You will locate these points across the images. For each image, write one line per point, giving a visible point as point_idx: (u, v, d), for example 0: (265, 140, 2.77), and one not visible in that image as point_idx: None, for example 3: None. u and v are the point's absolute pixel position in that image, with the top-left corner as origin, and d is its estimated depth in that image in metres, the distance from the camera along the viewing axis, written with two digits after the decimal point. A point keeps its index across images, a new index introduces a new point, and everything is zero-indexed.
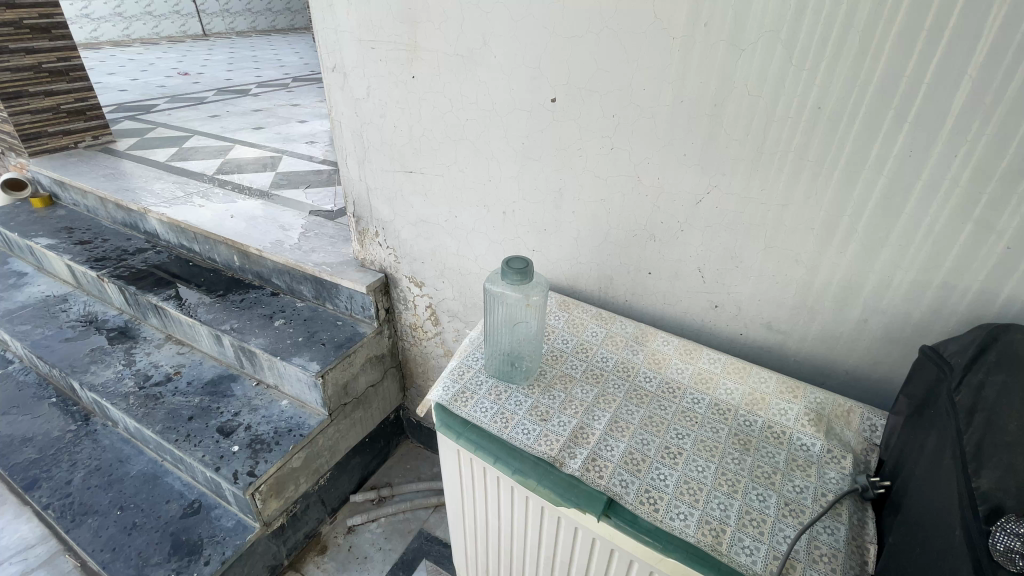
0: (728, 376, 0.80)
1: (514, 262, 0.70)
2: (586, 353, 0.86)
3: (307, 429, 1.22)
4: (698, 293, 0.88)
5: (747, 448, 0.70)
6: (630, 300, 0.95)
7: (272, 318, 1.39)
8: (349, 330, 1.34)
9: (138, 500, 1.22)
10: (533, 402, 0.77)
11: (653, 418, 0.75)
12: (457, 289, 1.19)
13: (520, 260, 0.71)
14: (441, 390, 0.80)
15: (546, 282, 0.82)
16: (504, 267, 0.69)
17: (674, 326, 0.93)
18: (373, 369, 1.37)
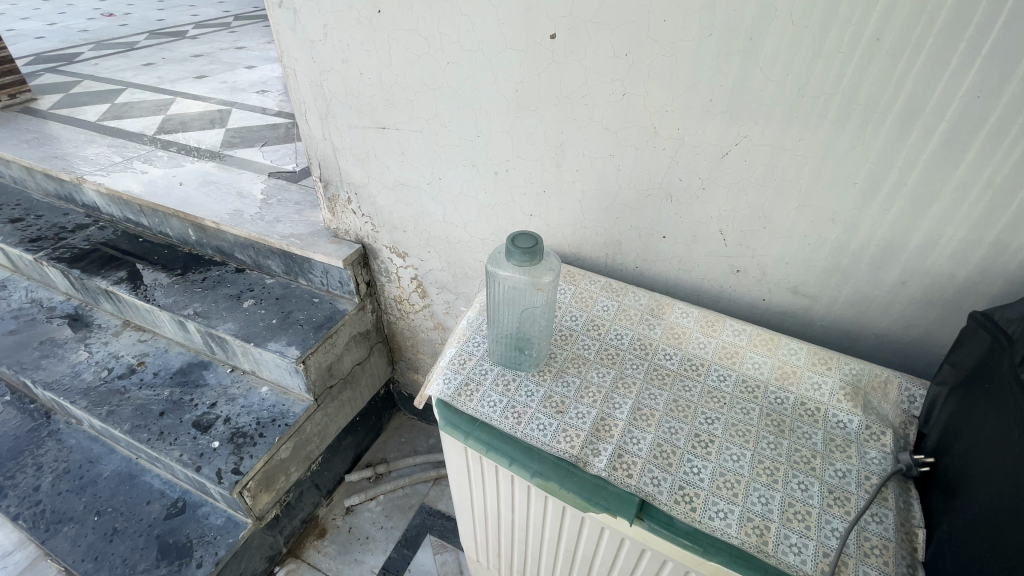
0: (755, 348, 0.74)
1: (521, 241, 0.60)
2: (599, 331, 0.78)
3: (292, 417, 1.13)
4: (718, 258, 0.79)
5: (782, 430, 0.65)
6: (641, 267, 0.86)
7: (240, 299, 1.26)
8: (327, 307, 1.23)
9: (115, 503, 1.12)
10: (546, 391, 0.70)
11: (678, 402, 0.68)
12: (445, 259, 1.09)
13: (529, 237, 0.61)
14: (442, 384, 0.71)
15: (556, 260, 0.71)
16: (510, 247, 0.59)
17: (689, 293, 0.85)
18: (359, 347, 1.28)
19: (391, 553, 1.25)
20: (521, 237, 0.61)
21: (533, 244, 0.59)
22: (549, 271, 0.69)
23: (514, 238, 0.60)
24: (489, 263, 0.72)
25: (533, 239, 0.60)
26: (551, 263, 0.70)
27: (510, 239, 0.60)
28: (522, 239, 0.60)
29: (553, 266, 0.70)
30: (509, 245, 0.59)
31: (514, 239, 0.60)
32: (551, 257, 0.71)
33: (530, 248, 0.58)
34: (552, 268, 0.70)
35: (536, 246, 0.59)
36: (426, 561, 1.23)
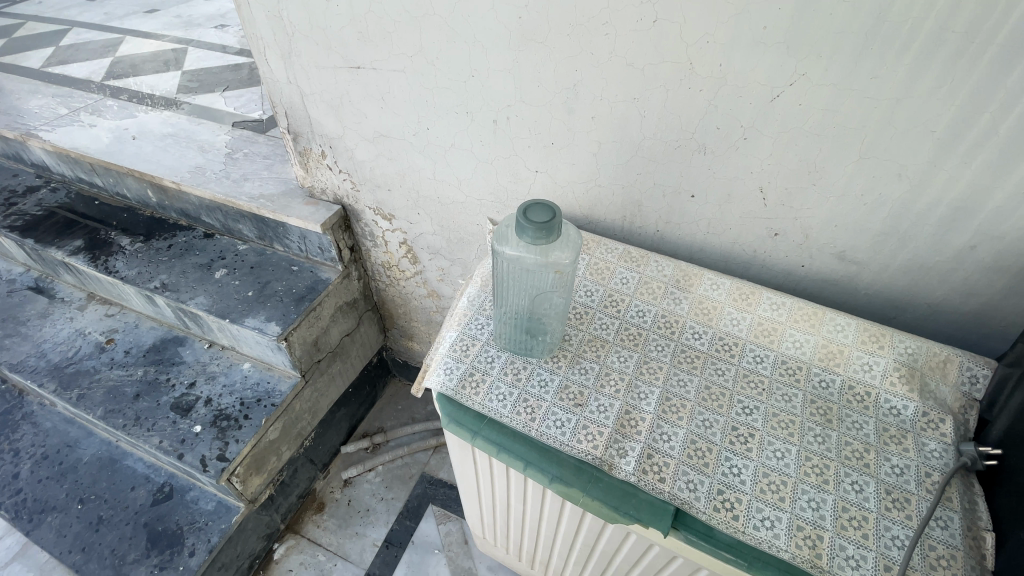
0: (797, 323, 0.65)
1: (534, 213, 0.49)
2: (617, 307, 0.69)
3: (279, 397, 1.05)
4: (754, 220, 0.69)
5: (829, 419, 0.58)
6: (663, 231, 0.76)
7: (211, 269, 1.14)
8: (308, 275, 1.11)
9: (98, 490, 1.04)
10: (561, 380, 0.61)
11: (711, 388, 0.60)
12: (437, 222, 0.97)
13: (544, 208, 0.50)
14: (442, 375, 0.62)
15: (576, 231, 0.61)
16: (522, 220, 0.48)
17: (717, 259, 0.76)
18: (347, 318, 1.18)
19: (394, 525, 1.22)
20: (534, 208, 0.50)
21: (548, 217, 0.49)
22: (566, 243, 0.59)
23: (524, 209, 0.50)
24: (494, 237, 0.61)
25: (548, 211, 0.50)
26: (569, 233, 0.60)
27: (519, 211, 0.49)
28: (535, 210, 0.50)
29: (571, 237, 0.60)
30: (520, 219, 0.49)
31: (526, 211, 0.50)
32: (570, 227, 0.61)
33: (546, 222, 0.48)
34: (571, 239, 0.60)
35: (552, 219, 0.48)
36: (429, 532, 1.20)
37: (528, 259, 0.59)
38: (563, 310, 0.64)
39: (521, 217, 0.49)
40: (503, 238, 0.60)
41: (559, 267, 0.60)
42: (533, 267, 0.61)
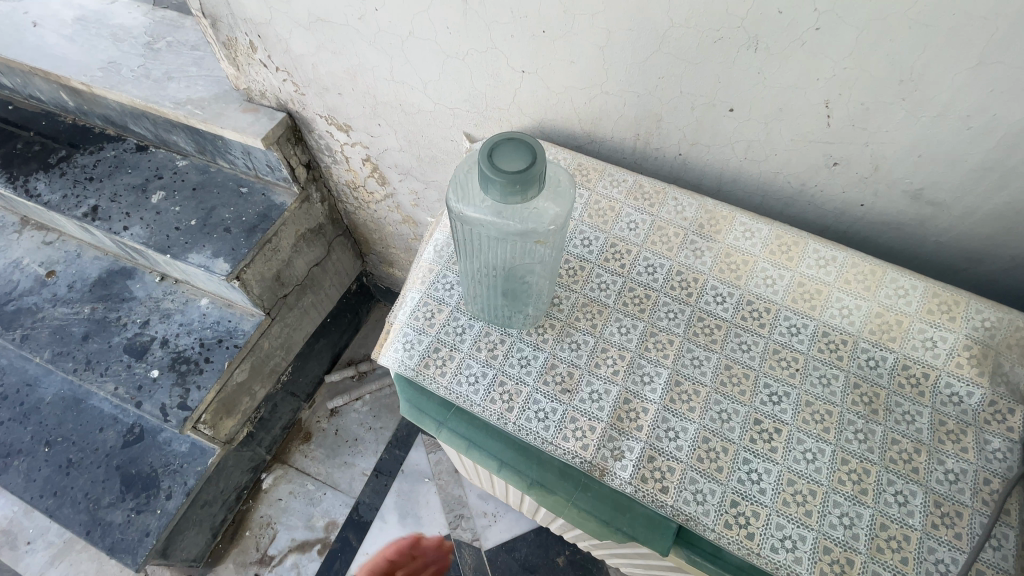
0: (848, 285, 0.51)
1: (504, 155, 0.34)
2: (620, 260, 0.55)
3: (242, 337, 0.95)
4: (807, 146, 0.52)
5: (873, 411, 0.47)
6: (686, 155, 0.59)
7: (146, 193, 0.98)
8: (260, 198, 0.95)
9: (65, 432, 0.98)
10: (546, 359, 0.50)
11: (732, 370, 0.49)
12: (404, 136, 0.79)
13: (518, 146, 0.34)
14: (401, 352, 0.50)
15: (567, 173, 0.45)
16: (490, 177, 0.33)
17: (751, 194, 0.60)
18: (313, 246, 1.04)
19: (383, 454, 1.19)
20: (504, 148, 0.34)
21: (525, 164, 0.33)
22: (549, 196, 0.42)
23: (490, 150, 0.34)
24: (449, 192, 0.42)
25: (525, 153, 0.34)
26: (556, 178, 0.44)
27: (483, 153, 0.34)
28: (506, 151, 0.34)
29: (561, 184, 0.43)
30: (485, 167, 0.33)
31: (492, 152, 0.34)
32: (558, 168, 0.45)
33: (521, 170, 0.33)
34: (558, 187, 0.43)
35: (531, 166, 0.33)
36: (418, 461, 1.19)
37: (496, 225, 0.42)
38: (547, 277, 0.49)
39: (486, 163, 0.33)
40: (461, 193, 0.42)
41: (539, 236, 0.43)
42: (505, 235, 0.43)
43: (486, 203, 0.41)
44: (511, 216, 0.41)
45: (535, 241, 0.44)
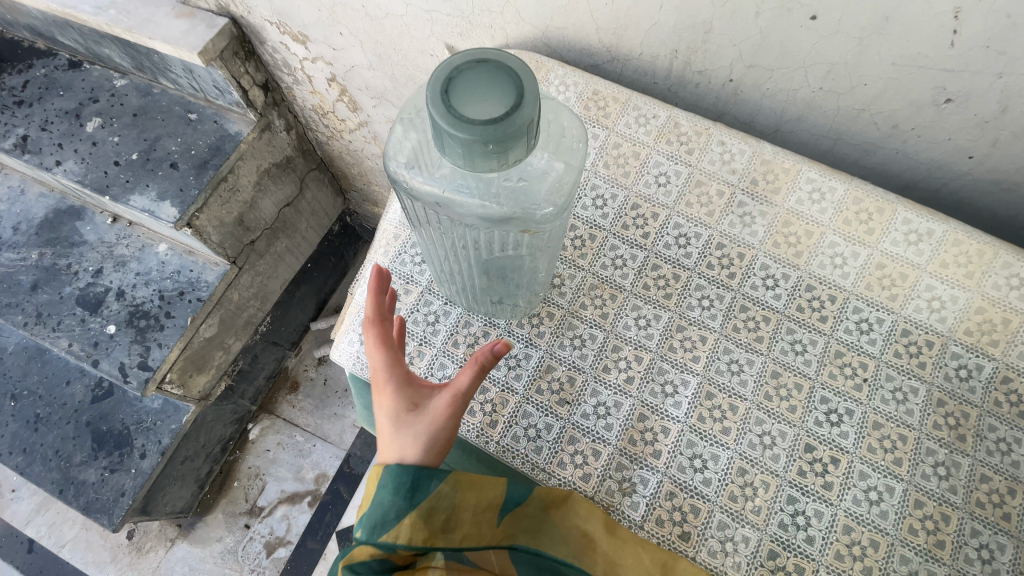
0: (944, 269, 0.39)
1: (467, 94, 0.21)
2: (642, 227, 0.42)
3: (206, 290, 0.84)
4: (916, 72, 0.37)
5: (959, 438, 0.36)
6: (739, 81, 0.43)
7: (80, 120, 0.82)
8: (211, 128, 0.80)
9: (30, 385, 0.91)
10: (541, 360, 0.39)
11: (780, 379, 0.38)
12: (372, 50, 0.63)
13: (492, 76, 0.21)
14: (356, 347, 0.40)
15: (579, 120, 0.30)
16: (444, 137, 0.21)
17: (820, 138, 0.45)
18: (283, 184, 0.90)
19: None
20: (468, 80, 0.21)
21: (503, 112, 0.21)
22: (541, 166, 0.27)
23: (445, 85, 0.21)
24: (387, 154, 0.29)
25: (504, 88, 0.21)
26: (558, 130, 0.29)
27: (434, 91, 0.21)
28: (471, 87, 0.21)
29: (566, 141, 0.28)
30: (438, 116, 0.21)
31: (450, 88, 0.21)
32: (566, 111, 0.30)
33: (495, 123, 0.20)
34: (559, 148, 0.28)
35: (513, 115, 0.20)
36: None
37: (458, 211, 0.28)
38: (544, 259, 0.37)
39: (440, 109, 0.21)
40: (405, 156, 0.28)
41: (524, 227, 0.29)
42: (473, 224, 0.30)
43: (444, 172, 0.27)
44: (480, 197, 0.27)
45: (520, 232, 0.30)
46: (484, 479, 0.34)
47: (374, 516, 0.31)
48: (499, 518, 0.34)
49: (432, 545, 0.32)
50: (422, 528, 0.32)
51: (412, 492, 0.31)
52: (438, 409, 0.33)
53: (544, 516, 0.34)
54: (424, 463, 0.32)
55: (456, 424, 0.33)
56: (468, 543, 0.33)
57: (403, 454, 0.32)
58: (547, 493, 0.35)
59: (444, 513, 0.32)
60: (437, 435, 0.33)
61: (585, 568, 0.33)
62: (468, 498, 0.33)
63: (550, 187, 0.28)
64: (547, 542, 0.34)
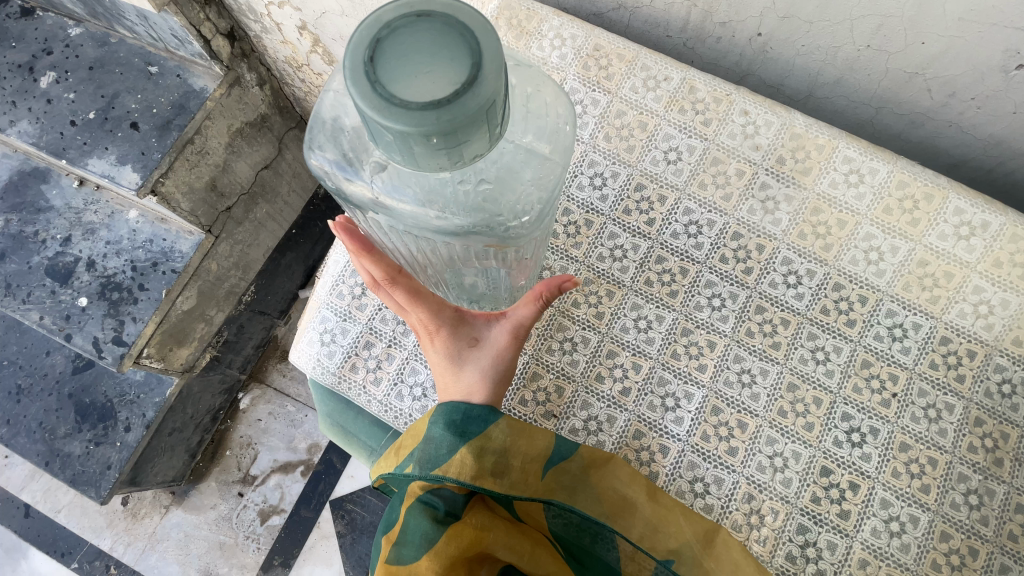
0: (998, 269, 0.33)
1: (400, 68, 0.16)
2: (647, 212, 0.36)
3: (181, 260, 0.78)
4: (988, 32, 0.29)
5: (997, 462, 0.32)
6: (770, 35, 0.36)
7: (33, 75, 0.72)
8: (175, 82, 0.72)
9: (9, 355, 0.88)
10: (526, 366, 0.35)
11: (796, 393, 0.33)
12: None
13: (435, 42, 0.17)
14: (317, 349, 0.36)
15: (567, 95, 0.26)
16: (375, 125, 0.17)
17: (859, 105, 0.38)
18: (259, 145, 0.83)
19: None
20: (401, 48, 0.17)
21: (449, 93, 0.16)
22: (510, 158, 0.23)
23: (370, 53, 0.16)
24: (308, 148, 0.25)
25: (451, 58, 0.17)
26: (538, 108, 0.24)
27: (356, 62, 0.16)
28: (405, 57, 0.17)
29: (549, 122, 0.24)
30: (362, 100, 0.16)
31: (376, 57, 0.16)
32: (550, 83, 0.25)
33: (438, 109, 0.16)
34: (539, 132, 0.24)
35: (462, 97, 0.16)
36: None
37: (405, 218, 0.25)
38: (529, 264, 0.33)
39: (363, 89, 0.16)
40: (337, 151, 0.24)
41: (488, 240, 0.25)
42: (422, 235, 0.26)
43: (378, 170, 0.24)
44: (427, 201, 0.23)
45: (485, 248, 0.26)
46: (533, 428, 0.32)
47: (426, 451, 0.31)
48: (544, 471, 0.32)
49: (481, 485, 0.30)
50: (471, 465, 0.30)
51: (466, 429, 0.31)
52: (499, 341, 0.32)
53: (586, 476, 0.32)
54: (488, 399, 0.32)
55: (517, 355, 0.33)
56: (515, 492, 0.31)
57: (469, 395, 0.32)
58: (591, 454, 0.33)
59: (495, 454, 0.31)
60: (501, 367, 0.33)
61: (619, 530, 0.32)
62: (519, 442, 0.31)
63: (522, 186, 0.23)
64: (585, 500, 0.32)
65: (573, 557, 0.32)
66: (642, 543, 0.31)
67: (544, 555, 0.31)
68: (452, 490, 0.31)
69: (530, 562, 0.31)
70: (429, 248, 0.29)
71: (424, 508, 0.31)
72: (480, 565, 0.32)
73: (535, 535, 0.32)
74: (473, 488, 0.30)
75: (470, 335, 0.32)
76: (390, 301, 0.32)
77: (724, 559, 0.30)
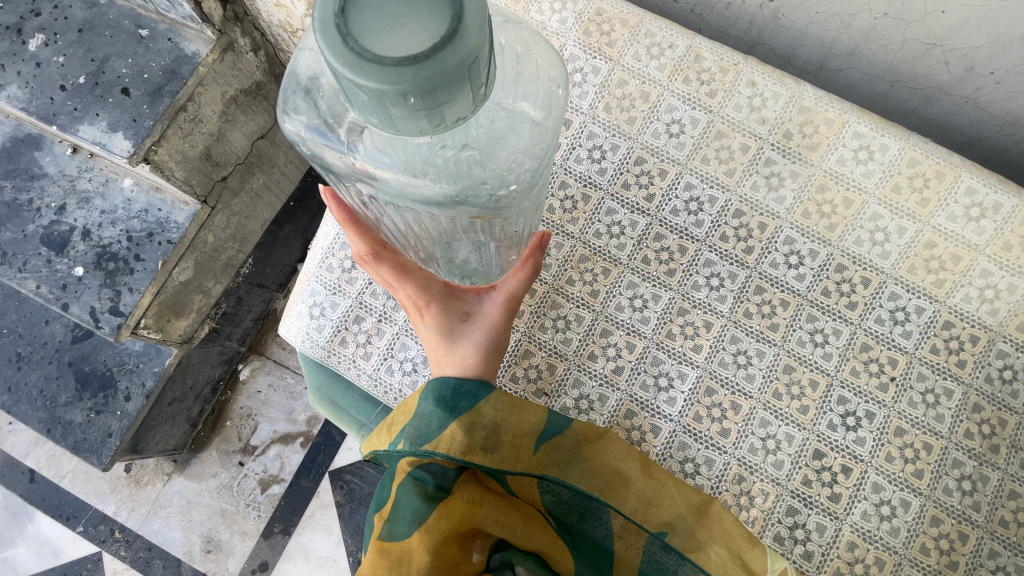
0: (1007, 252, 0.32)
1: (374, 20, 0.15)
2: (646, 186, 0.35)
3: (176, 231, 0.77)
4: (1012, 0, 0.28)
5: (992, 448, 0.31)
6: (782, 2, 0.34)
7: (22, 37, 0.70)
8: (166, 46, 0.70)
9: (10, 324, 0.88)
10: (519, 343, 0.35)
11: (792, 375, 0.33)
12: None
13: None
14: (306, 322, 0.35)
15: (559, 55, 0.24)
16: (351, 86, 0.16)
17: (873, 78, 0.37)
18: (255, 113, 0.81)
19: None
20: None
21: (426, 48, 0.15)
22: (500, 121, 0.22)
23: (341, 4, 0.15)
24: (284, 113, 0.24)
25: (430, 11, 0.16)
26: (528, 69, 0.23)
27: (327, 15, 0.15)
28: (380, 9, 0.16)
29: (541, 87, 0.23)
30: (334, 55, 0.15)
31: (348, 8, 0.15)
32: (541, 41, 0.24)
33: (414, 65, 0.15)
34: (529, 93, 0.22)
35: (440, 52, 0.15)
36: None
37: (387, 186, 0.24)
38: (520, 238, 0.32)
39: (335, 44, 0.15)
40: (314, 115, 0.24)
41: (474, 209, 0.24)
42: (405, 205, 0.25)
43: (360, 136, 0.23)
44: (410, 170, 0.22)
45: (472, 218, 0.25)
46: (525, 403, 0.32)
47: (416, 428, 0.31)
48: (536, 446, 0.32)
49: (472, 460, 0.30)
50: (461, 440, 0.30)
51: (455, 404, 0.30)
52: (492, 313, 0.32)
53: (578, 451, 0.32)
54: (481, 373, 0.32)
55: (510, 325, 0.33)
56: (505, 466, 0.31)
57: (463, 368, 0.31)
58: (585, 428, 0.32)
59: (485, 429, 0.30)
60: (494, 338, 0.32)
61: (612, 504, 0.32)
62: (510, 418, 0.31)
63: (511, 151, 0.22)
64: (577, 476, 0.32)
65: (564, 529, 0.33)
66: (636, 516, 0.31)
67: (536, 529, 0.32)
68: (442, 464, 0.31)
69: (523, 536, 0.31)
70: (418, 222, 0.28)
71: (415, 484, 0.30)
72: (472, 543, 0.32)
73: (527, 510, 0.32)
74: (464, 462, 0.30)
75: (461, 309, 0.32)
76: (377, 277, 0.31)
77: (717, 532, 0.31)
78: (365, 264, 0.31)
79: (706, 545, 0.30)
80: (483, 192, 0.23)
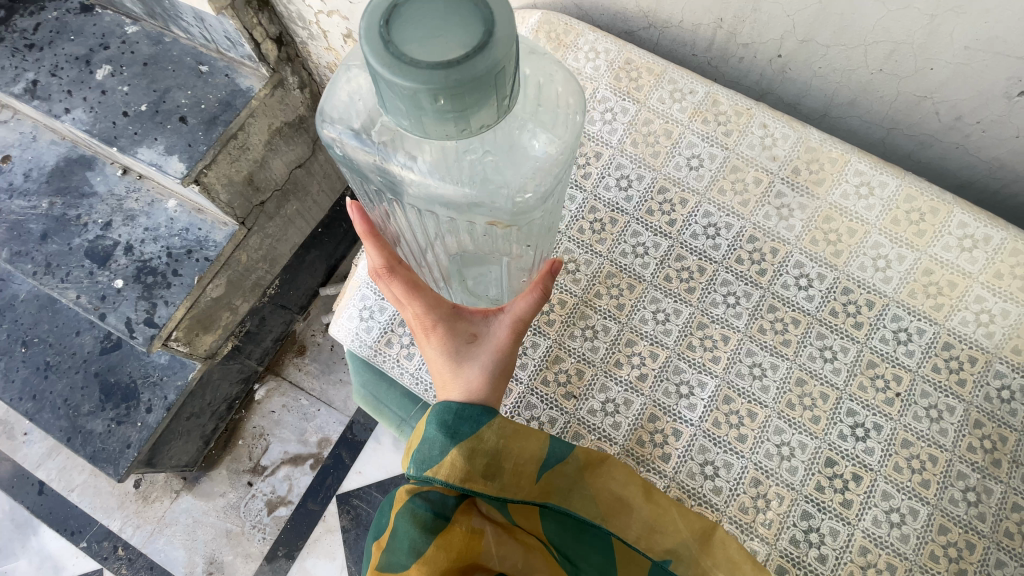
0: (998, 280, 0.35)
1: (414, 33, 0.20)
2: (669, 213, 0.39)
3: (214, 249, 0.81)
4: (992, 59, 0.32)
5: (994, 462, 0.33)
6: (789, 57, 0.39)
7: (90, 67, 0.77)
8: (223, 81, 0.76)
9: (42, 333, 0.91)
10: (549, 350, 0.38)
11: (805, 388, 0.35)
12: None
13: (445, 13, 0.20)
14: (356, 323, 0.39)
15: (578, 83, 0.28)
16: (387, 87, 0.20)
17: (872, 125, 0.41)
18: (296, 144, 0.87)
19: None
20: (416, 17, 0.20)
21: (457, 55, 0.19)
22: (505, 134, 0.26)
23: (387, 19, 0.20)
24: (322, 122, 0.28)
25: (463, 29, 0.20)
26: (547, 100, 0.27)
27: (374, 28, 0.20)
28: (419, 24, 0.20)
29: (558, 111, 0.27)
30: (377, 58, 0.19)
31: (392, 22, 0.20)
32: (564, 73, 0.28)
33: (446, 69, 0.19)
34: (544, 122, 0.27)
35: (470, 60, 0.19)
36: None
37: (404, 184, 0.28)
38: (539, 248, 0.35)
39: (378, 49, 0.19)
40: (345, 124, 0.28)
41: (484, 209, 0.28)
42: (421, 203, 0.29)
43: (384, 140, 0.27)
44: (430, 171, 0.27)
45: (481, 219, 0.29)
46: (528, 431, 0.33)
47: (423, 451, 0.32)
48: (538, 475, 0.33)
49: (471, 488, 0.32)
50: (461, 466, 0.32)
51: (457, 430, 0.32)
52: (499, 336, 0.34)
53: (580, 478, 0.34)
54: (486, 398, 0.33)
55: (516, 349, 0.34)
56: (506, 494, 0.32)
57: (467, 392, 0.33)
58: (587, 455, 0.34)
59: (486, 455, 0.32)
60: (500, 362, 0.34)
61: (614, 531, 0.33)
62: (512, 446, 0.32)
63: (512, 166, 0.27)
64: (579, 503, 0.34)
65: (567, 559, 0.34)
66: (639, 543, 0.33)
67: (537, 558, 0.32)
68: (440, 492, 0.32)
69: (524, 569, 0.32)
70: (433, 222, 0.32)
71: (413, 512, 0.32)
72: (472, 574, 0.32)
73: (529, 539, 0.33)
74: (463, 488, 0.32)
75: (468, 331, 0.34)
76: (390, 294, 0.34)
77: (721, 557, 0.32)
78: (381, 279, 0.35)
79: (710, 571, 0.32)
80: (496, 195, 0.27)
